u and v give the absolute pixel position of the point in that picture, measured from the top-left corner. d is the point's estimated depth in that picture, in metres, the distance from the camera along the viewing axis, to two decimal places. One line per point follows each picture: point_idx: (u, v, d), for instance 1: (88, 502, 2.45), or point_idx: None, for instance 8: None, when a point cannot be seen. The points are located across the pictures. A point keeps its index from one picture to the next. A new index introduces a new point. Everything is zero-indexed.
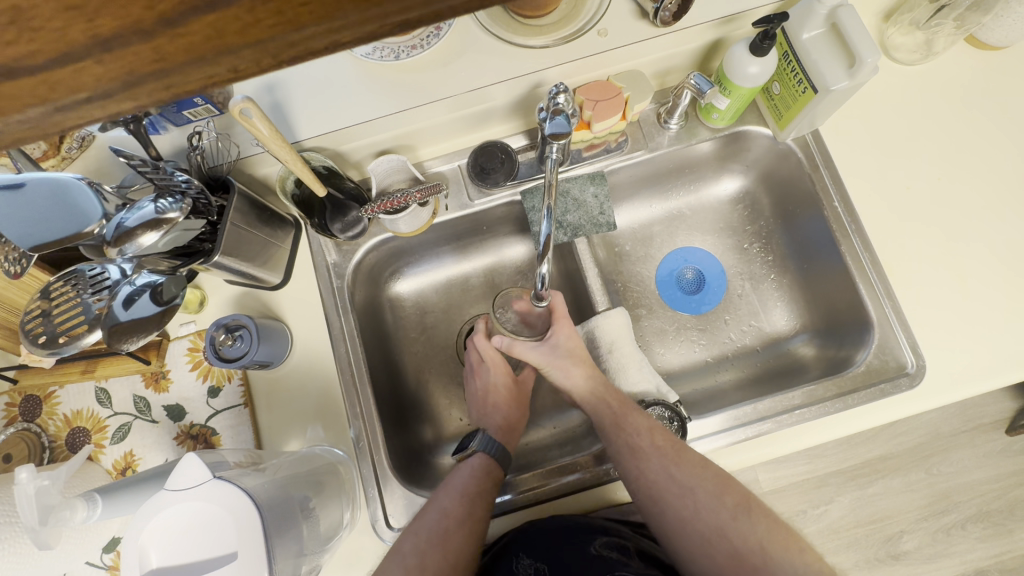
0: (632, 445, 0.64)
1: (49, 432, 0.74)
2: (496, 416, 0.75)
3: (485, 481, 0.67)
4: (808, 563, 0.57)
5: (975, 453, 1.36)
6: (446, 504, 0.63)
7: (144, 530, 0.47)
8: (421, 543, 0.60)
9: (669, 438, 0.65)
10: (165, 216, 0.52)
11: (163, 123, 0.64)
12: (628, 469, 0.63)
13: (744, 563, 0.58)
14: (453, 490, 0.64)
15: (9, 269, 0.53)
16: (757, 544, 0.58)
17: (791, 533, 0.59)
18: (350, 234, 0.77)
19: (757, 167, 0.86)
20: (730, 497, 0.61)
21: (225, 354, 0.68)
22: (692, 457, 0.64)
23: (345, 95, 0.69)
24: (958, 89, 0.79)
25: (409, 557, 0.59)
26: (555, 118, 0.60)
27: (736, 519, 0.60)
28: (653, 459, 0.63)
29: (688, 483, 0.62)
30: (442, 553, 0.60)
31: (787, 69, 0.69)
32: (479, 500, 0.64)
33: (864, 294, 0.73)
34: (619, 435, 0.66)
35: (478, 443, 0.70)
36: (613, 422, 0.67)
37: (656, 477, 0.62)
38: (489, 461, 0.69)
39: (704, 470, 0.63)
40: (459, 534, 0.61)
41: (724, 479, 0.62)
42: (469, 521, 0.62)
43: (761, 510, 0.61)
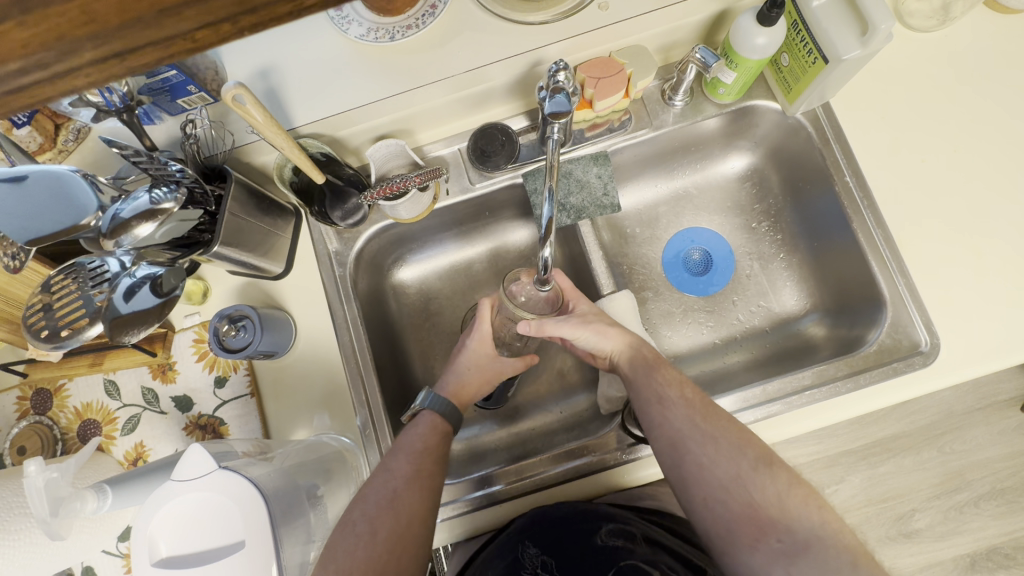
0: (660, 394, 0.64)
1: (61, 424, 0.75)
2: (450, 376, 0.72)
3: (434, 438, 0.66)
4: (827, 521, 0.54)
5: (989, 431, 1.34)
6: (391, 465, 0.62)
7: (152, 521, 0.47)
8: (370, 509, 0.59)
9: (698, 393, 0.65)
10: (160, 206, 0.51)
11: (157, 113, 0.63)
12: (652, 416, 0.63)
13: (760, 515, 0.56)
14: (402, 450, 0.64)
15: (8, 265, 0.53)
16: (777, 497, 0.56)
17: (813, 491, 0.57)
18: (350, 222, 0.76)
19: (765, 144, 0.84)
20: (752, 450, 0.59)
21: (228, 344, 0.67)
22: (717, 412, 0.63)
23: (340, 78, 0.67)
24: (975, 56, 0.75)
25: (359, 525, 0.57)
26: (555, 97, 0.58)
27: (757, 471, 0.58)
28: (679, 409, 0.62)
29: (710, 432, 0.60)
30: (394, 516, 0.58)
31: (796, 39, 0.66)
32: (429, 455, 0.64)
33: (876, 271, 0.71)
34: (645, 385, 0.65)
35: (424, 402, 0.70)
36: (645, 372, 0.66)
37: (680, 425, 0.61)
38: (438, 418, 0.69)
39: (729, 423, 0.61)
40: (409, 493, 0.59)
41: (747, 434, 0.60)
42: (418, 478, 0.61)
43: (785, 467, 0.58)
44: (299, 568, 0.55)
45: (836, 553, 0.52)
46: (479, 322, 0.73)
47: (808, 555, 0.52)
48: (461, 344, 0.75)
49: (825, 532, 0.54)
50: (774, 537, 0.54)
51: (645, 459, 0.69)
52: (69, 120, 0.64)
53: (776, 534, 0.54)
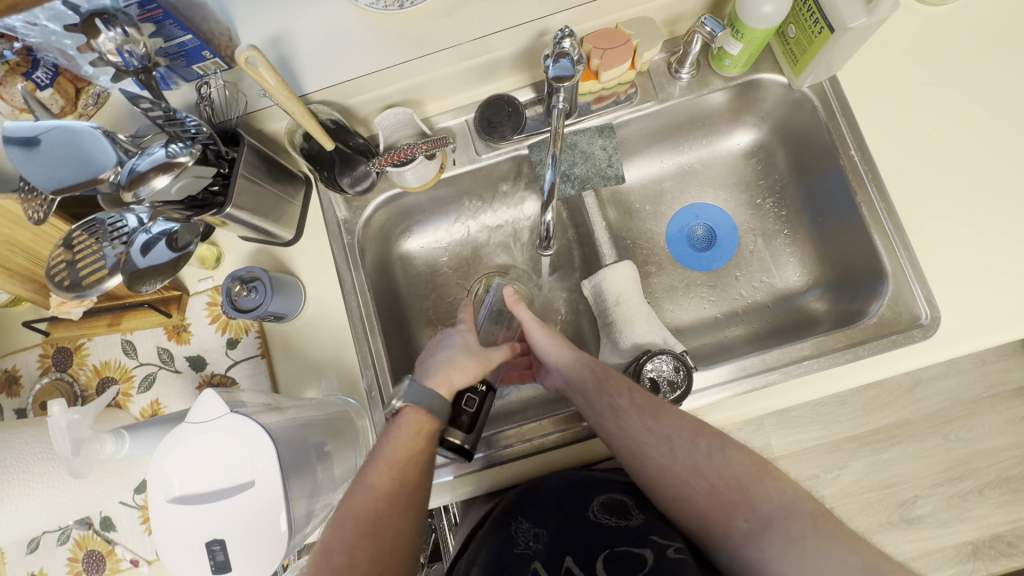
0: (612, 405, 0.64)
1: (80, 381, 0.78)
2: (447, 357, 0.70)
3: (418, 442, 0.62)
4: (786, 491, 0.55)
5: (995, 420, 1.34)
6: (372, 481, 0.59)
7: (168, 460, 0.50)
8: (348, 535, 0.55)
9: (648, 395, 0.65)
10: (176, 160, 0.53)
11: (173, 78, 0.65)
12: (609, 429, 0.63)
13: (724, 498, 0.57)
14: (379, 460, 0.60)
15: (33, 217, 0.55)
16: (736, 479, 0.57)
17: (767, 464, 0.58)
18: (359, 189, 0.78)
19: (771, 119, 0.84)
20: (705, 438, 0.60)
21: (240, 304, 0.70)
22: (667, 408, 0.63)
23: (350, 46, 0.69)
24: (986, 30, 0.75)
25: (337, 555, 0.54)
26: (559, 61, 0.60)
27: (711, 457, 0.59)
28: (632, 417, 0.63)
29: (665, 433, 0.61)
30: (376, 542, 0.55)
31: (803, 8, 0.66)
32: (414, 464, 0.60)
33: (878, 245, 0.72)
34: (599, 397, 0.66)
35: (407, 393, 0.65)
36: (596, 384, 0.67)
37: (636, 433, 0.62)
38: (422, 414, 0.65)
39: (680, 418, 0.62)
40: (392, 515, 0.57)
41: (697, 423, 0.61)
42: (400, 495, 0.58)
43: (737, 446, 0.60)
44: (304, 517, 0.57)
45: (800, 521, 0.53)
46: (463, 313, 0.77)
47: (773, 531, 0.53)
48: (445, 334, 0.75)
49: (787, 505, 0.54)
50: (741, 518, 0.55)
51: None
52: (89, 85, 0.65)
53: (743, 515, 0.55)
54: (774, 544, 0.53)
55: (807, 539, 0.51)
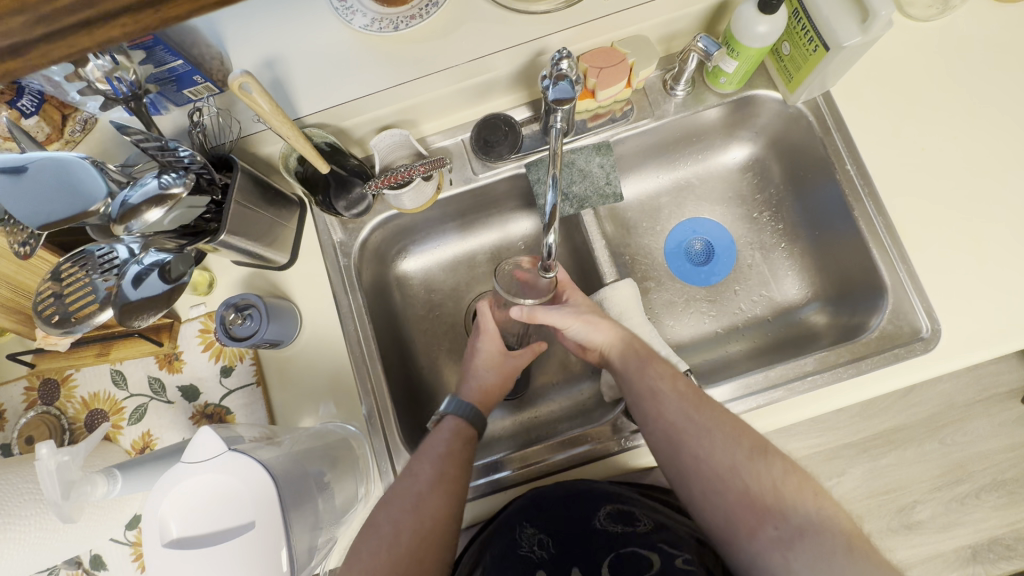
0: (652, 387, 0.63)
1: (68, 414, 0.75)
2: (470, 380, 0.72)
3: (457, 443, 0.64)
4: (822, 507, 0.54)
5: (989, 423, 1.35)
6: (416, 470, 0.61)
7: (163, 503, 0.48)
8: (395, 512, 0.58)
9: (691, 384, 0.64)
10: (169, 190, 0.51)
11: (163, 103, 0.64)
12: (647, 410, 0.62)
13: (756, 503, 0.55)
14: (426, 454, 0.62)
15: (19, 251, 0.53)
16: (772, 485, 0.56)
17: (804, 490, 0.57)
18: (354, 212, 0.77)
19: (766, 134, 0.84)
20: (747, 440, 0.58)
21: (236, 333, 0.68)
22: (711, 402, 0.62)
23: (345, 69, 0.68)
24: (973, 45, 0.76)
25: (384, 527, 0.57)
26: (559, 83, 0.60)
27: (751, 460, 0.57)
28: (671, 401, 0.62)
29: (704, 423, 0.60)
30: (417, 520, 0.57)
31: (797, 28, 0.67)
32: (453, 460, 0.62)
33: (877, 259, 0.72)
34: (639, 378, 0.65)
35: (449, 407, 0.68)
36: (637, 367, 0.66)
37: (674, 417, 0.61)
38: (462, 423, 0.67)
39: (724, 414, 0.61)
40: (433, 497, 0.59)
41: (741, 422, 0.60)
42: (443, 483, 0.60)
43: (779, 454, 0.58)
44: (308, 554, 0.55)
45: (832, 537, 0.52)
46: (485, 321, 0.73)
47: (803, 543, 0.52)
48: (472, 346, 0.74)
49: (821, 519, 0.53)
50: (770, 525, 0.54)
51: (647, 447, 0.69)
52: (76, 111, 0.65)
53: (772, 522, 0.54)
54: (801, 559, 0.51)
55: (839, 560, 0.50)
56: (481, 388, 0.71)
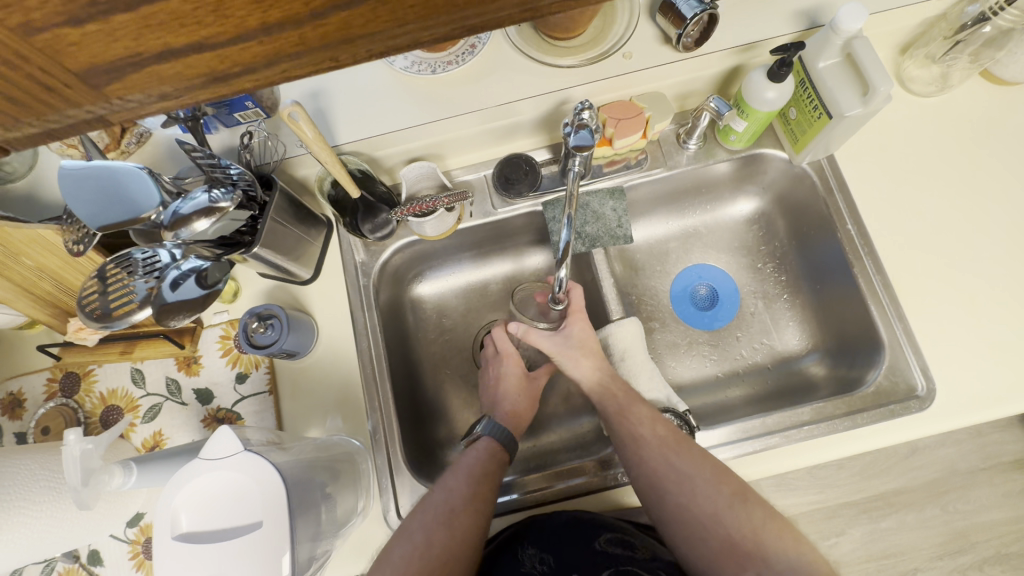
0: (634, 434, 0.65)
1: (85, 408, 0.78)
2: (505, 404, 0.74)
3: (493, 463, 0.67)
4: (803, 553, 0.56)
5: (992, 493, 1.33)
6: (450, 484, 0.63)
7: (177, 495, 0.50)
8: (427, 521, 0.60)
9: (672, 430, 0.66)
10: (217, 205, 0.56)
11: (214, 123, 0.70)
12: (629, 455, 0.64)
13: (738, 549, 0.57)
14: (460, 470, 0.65)
15: (72, 248, 0.58)
16: (752, 532, 0.57)
17: (788, 525, 0.58)
18: (379, 236, 0.81)
19: (773, 190, 0.89)
20: (728, 487, 0.60)
21: (256, 340, 0.71)
22: (691, 446, 0.63)
23: (383, 105, 0.74)
24: (969, 121, 0.81)
25: (416, 534, 0.60)
26: (579, 132, 0.64)
27: (732, 507, 0.59)
28: (653, 447, 0.63)
29: (687, 470, 0.61)
30: (449, 531, 0.59)
31: (804, 96, 0.72)
32: (487, 480, 0.64)
33: (875, 315, 0.74)
34: (622, 424, 0.66)
35: (483, 428, 0.70)
36: (619, 411, 0.67)
37: (655, 463, 0.62)
38: (496, 445, 0.69)
39: (705, 460, 0.62)
40: (464, 513, 0.61)
41: (722, 469, 0.61)
42: (475, 500, 0.62)
43: (758, 500, 0.60)
44: (306, 561, 0.56)
45: None
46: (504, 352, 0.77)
47: None
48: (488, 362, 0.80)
49: (800, 566, 0.55)
50: (751, 572, 0.56)
51: None
52: (134, 125, 0.70)
53: (754, 568, 0.56)
54: None
55: None
56: (516, 409, 0.75)
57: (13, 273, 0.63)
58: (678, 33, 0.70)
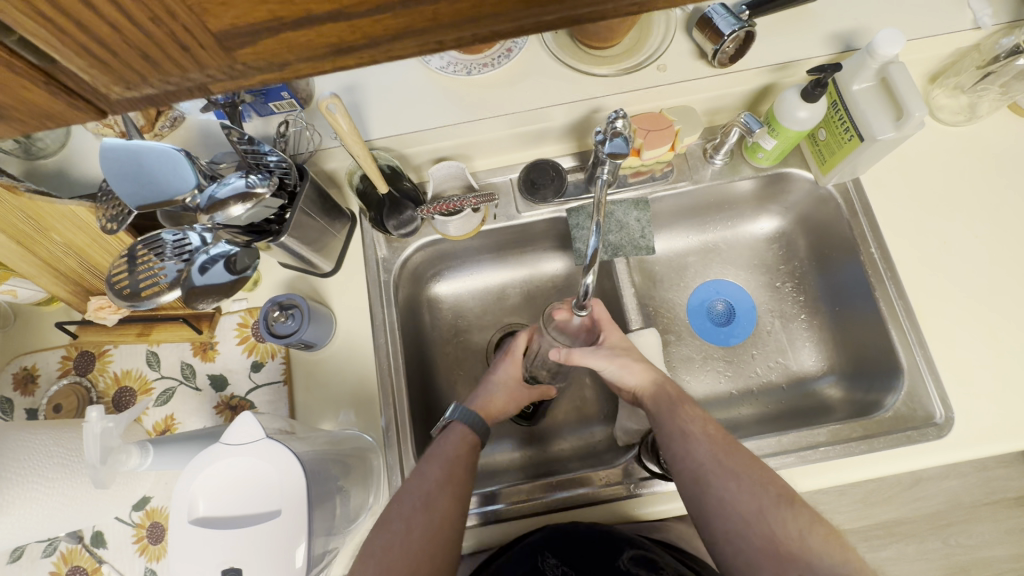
0: (682, 429, 0.65)
1: (98, 388, 0.78)
2: (481, 392, 0.74)
3: (464, 448, 0.67)
4: (847, 560, 0.54)
5: (996, 529, 1.32)
6: (423, 470, 0.63)
7: (195, 480, 0.50)
8: (405, 509, 0.60)
9: (722, 431, 0.65)
10: (254, 190, 0.56)
11: (250, 111, 0.71)
12: (675, 450, 0.64)
13: (781, 550, 0.55)
14: (435, 457, 0.64)
15: (106, 226, 0.58)
16: (798, 535, 0.56)
17: (837, 534, 0.57)
18: (402, 232, 0.81)
19: (796, 210, 0.89)
20: (775, 488, 0.59)
21: (276, 330, 0.71)
22: (739, 447, 0.63)
23: (417, 103, 0.74)
24: (997, 153, 0.82)
25: (396, 523, 0.59)
26: (614, 140, 0.64)
27: (779, 508, 0.58)
28: (701, 443, 0.63)
29: (733, 467, 0.61)
30: (428, 517, 0.59)
31: (835, 118, 0.72)
32: (460, 463, 0.64)
33: (895, 340, 0.74)
34: (669, 418, 0.66)
35: (456, 414, 0.70)
36: (669, 407, 0.67)
37: (702, 458, 0.62)
38: (468, 430, 0.69)
39: (752, 461, 0.62)
40: (442, 496, 0.60)
41: (769, 471, 0.60)
42: (449, 484, 0.62)
43: (806, 505, 0.58)
44: (320, 555, 0.56)
45: None
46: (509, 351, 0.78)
47: None
48: (495, 364, 0.78)
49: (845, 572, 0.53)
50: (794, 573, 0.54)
51: (655, 495, 0.69)
52: (169, 109, 0.71)
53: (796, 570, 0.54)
54: None
55: None
56: (491, 400, 0.74)
57: (41, 247, 0.64)
58: (715, 48, 0.71)
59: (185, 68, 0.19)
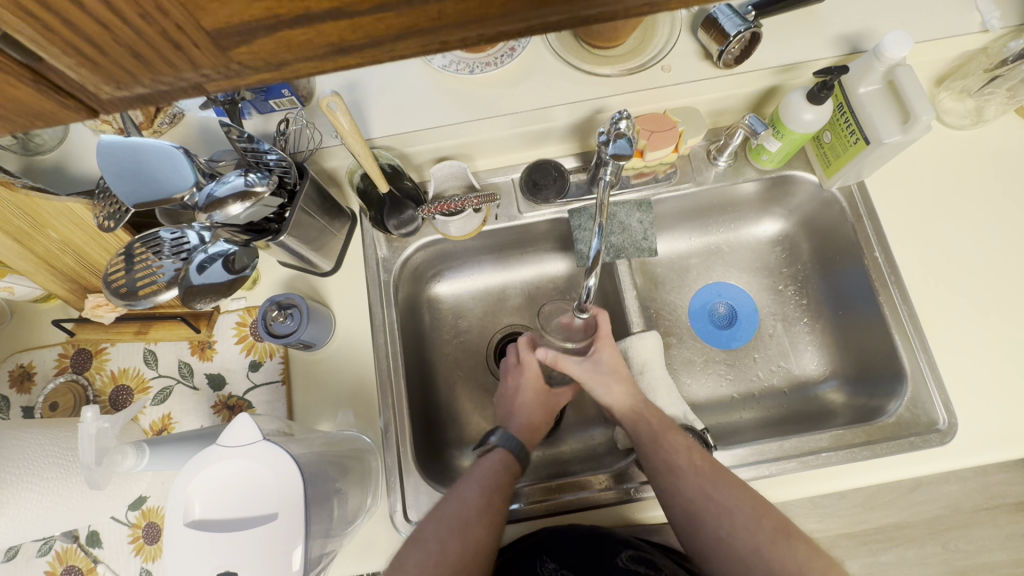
0: (671, 462, 0.63)
1: (95, 386, 0.77)
2: (520, 416, 0.73)
3: (506, 476, 0.66)
4: None
5: (995, 533, 1.31)
6: (464, 493, 0.62)
7: (190, 484, 0.49)
8: (442, 530, 0.60)
9: (708, 460, 0.64)
10: (253, 189, 0.56)
11: (250, 109, 0.70)
12: (665, 486, 0.62)
13: None
14: (475, 480, 0.64)
15: (103, 223, 0.57)
16: (797, 569, 0.56)
17: (832, 562, 0.57)
18: (403, 231, 0.80)
19: (799, 213, 0.88)
20: (769, 520, 0.59)
21: (274, 330, 0.71)
22: (730, 478, 0.62)
23: (419, 102, 0.74)
24: (1002, 157, 0.81)
25: (431, 544, 0.59)
26: (617, 141, 0.63)
27: (775, 543, 0.58)
28: (690, 478, 0.62)
29: (726, 501, 0.60)
30: (464, 542, 0.59)
31: (840, 120, 0.72)
32: (500, 490, 0.64)
33: (898, 345, 0.74)
34: (657, 452, 0.65)
35: (497, 439, 0.69)
36: (654, 439, 0.66)
37: (694, 494, 0.61)
38: (508, 456, 0.68)
39: (743, 491, 0.61)
40: (480, 523, 0.60)
41: (761, 501, 0.60)
42: (489, 512, 0.62)
43: (801, 535, 0.59)
44: (317, 558, 0.55)
45: None
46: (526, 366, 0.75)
47: None
48: (515, 385, 0.75)
49: None
50: None
51: (655, 500, 0.69)
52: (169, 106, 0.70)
53: None
54: None
55: None
56: (531, 419, 0.73)
57: (38, 243, 0.63)
58: (720, 49, 0.70)
59: (178, 67, 0.18)
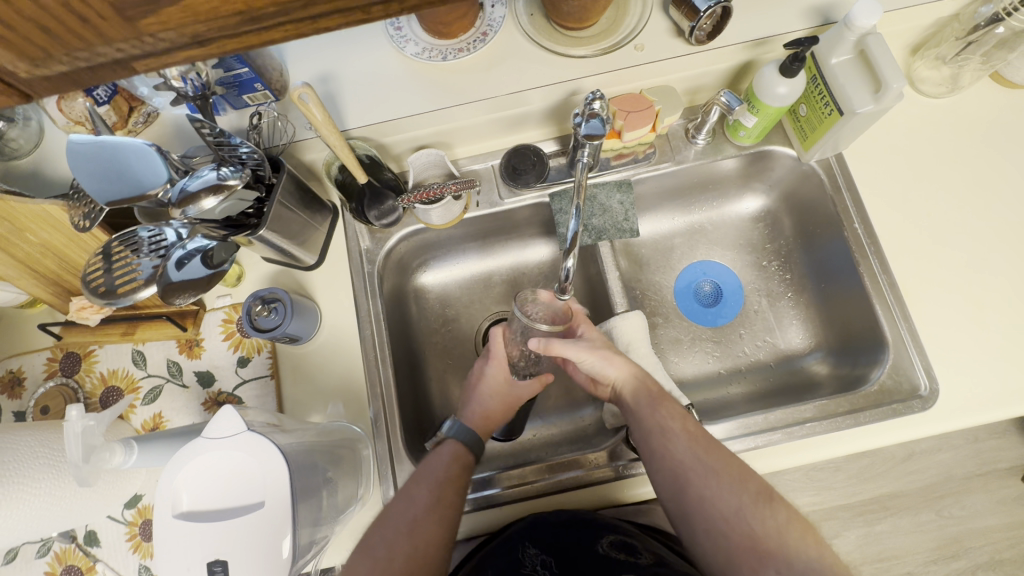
0: (662, 426, 0.64)
1: (85, 389, 0.78)
2: (475, 405, 0.73)
3: (457, 469, 0.66)
4: (825, 555, 0.55)
5: (987, 499, 1.33)
6: (413, 492, 0.63)
7: (178, 475, 0.50)
8: (390, 533, 0.60)
9: (700, 428, 0.65)
10: (226, 182, 0.55)
11: (223, 104, 0.70)
12: (654, 447, 0.63)
13: (759, 545, 0.56)
14: (425, 476, 0.64)
15: (77, 223, 0.59)
16: (776, 531, 0.57)
17: (809, 525, 0.58)
18: (384, 222, 0.79)
19: (780, 187, 0.88)
20: (753, 484, 0.60)
21: (259, 324, 0.71)
22: (717, 445, 0.63)
23: (393, 90, 0.74)
24: (978, 123, 0.81)
25: (379, 546, 0.59)
26: (590, 121, 0.64)
27: (757, 504, 0.58)
28: (680, 441, 0.63)
29: (712, 464, 0.61)
30: (412, 542, 0.59)
31: (815, 92, 0.72)
32: (451, 486, 0.64)
33: (879, 314, 0.74)
34: (648, 415, 0.66)
35: (449, 430, 0.70)
36: (648, 405, 0.67)
37: (682, 457, 0.62)
38: (462, 447, 0.69)
39: (729, 458, 0.62)
40: (430, 521, 0.61)
41: (746, 467, 0.61)
42: (439, 507, 0.62)
43: (783, 501, 0.59)
44: (307, 546, 0.56)
45: None
46: (496, 348, 0.74)
47: None
48: (481, 371, 0.76)
49: (821, 567, 0.54)
50: (772, 568, 0.55)
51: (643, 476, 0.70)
52: (142, 104, 0.70)
53: (775, 565, 0.55)
54: None
55: None
56: (483, 410, 0.73)
57: (17, 248, 0.63)
58: (691, 25, 0.70)
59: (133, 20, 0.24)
